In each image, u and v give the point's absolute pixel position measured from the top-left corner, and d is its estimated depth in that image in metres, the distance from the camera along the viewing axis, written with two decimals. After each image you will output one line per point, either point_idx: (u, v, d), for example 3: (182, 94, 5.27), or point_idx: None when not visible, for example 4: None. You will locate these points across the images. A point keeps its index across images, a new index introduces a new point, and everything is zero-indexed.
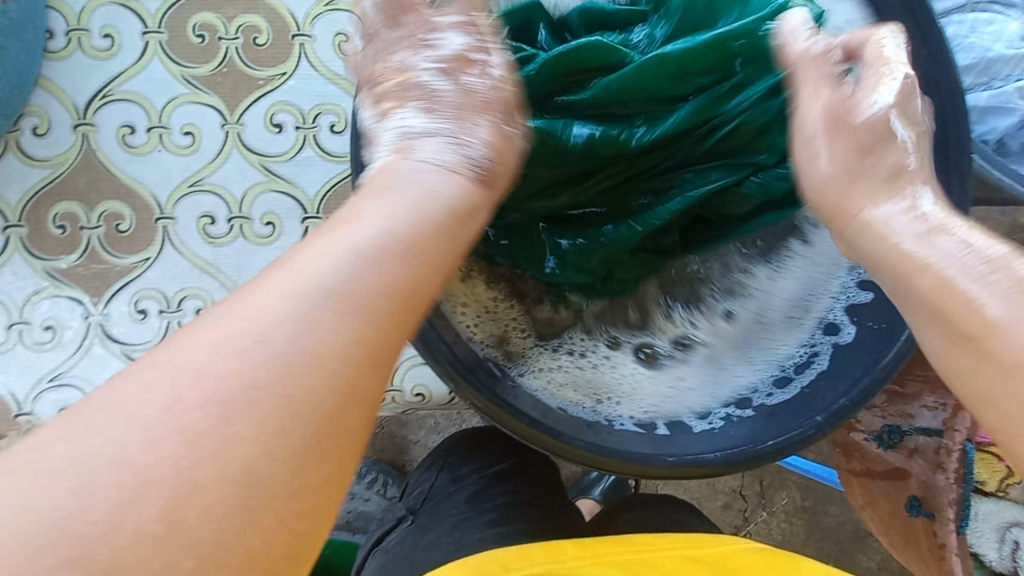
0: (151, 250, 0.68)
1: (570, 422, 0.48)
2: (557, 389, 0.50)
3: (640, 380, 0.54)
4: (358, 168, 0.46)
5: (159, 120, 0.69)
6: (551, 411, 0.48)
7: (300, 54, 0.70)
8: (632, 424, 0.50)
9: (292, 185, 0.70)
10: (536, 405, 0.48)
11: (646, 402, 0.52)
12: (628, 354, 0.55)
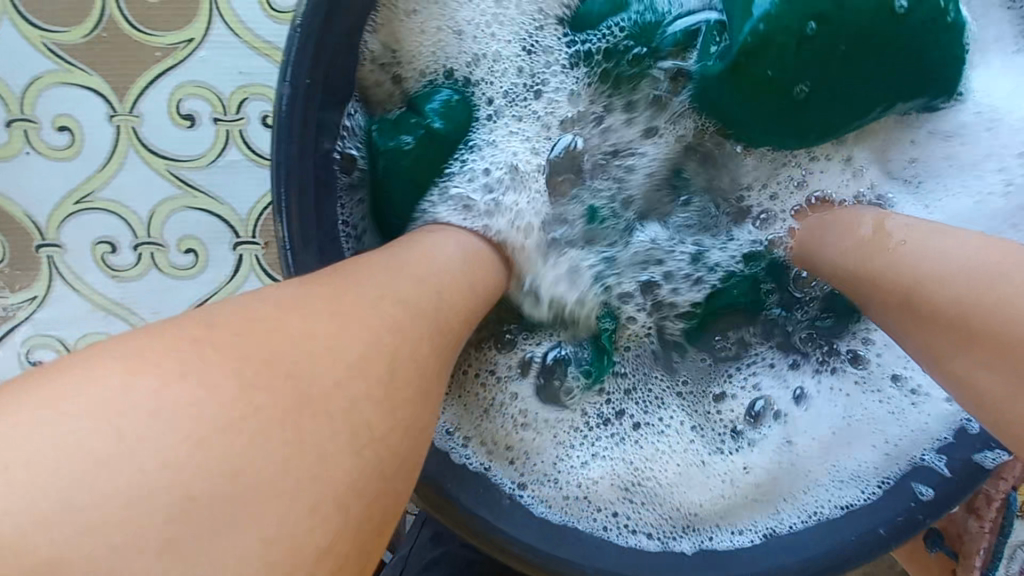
0: (38, 287, 0.53)
1: (561, 534, 0.38)
2: (555, 483, 0.41)
3: (668, 464, 0.43)
4: (281, 156, 0.33)
5: (22, 111, 0.50)
6: (543, 526, 0.38)
7: (211, 13, 0.49)
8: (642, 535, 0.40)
9: (215, 201, 0.53)
10: (524, 522, 0.38)
11: (676, 501, 0.41)
12: (659, 425, 0.44)
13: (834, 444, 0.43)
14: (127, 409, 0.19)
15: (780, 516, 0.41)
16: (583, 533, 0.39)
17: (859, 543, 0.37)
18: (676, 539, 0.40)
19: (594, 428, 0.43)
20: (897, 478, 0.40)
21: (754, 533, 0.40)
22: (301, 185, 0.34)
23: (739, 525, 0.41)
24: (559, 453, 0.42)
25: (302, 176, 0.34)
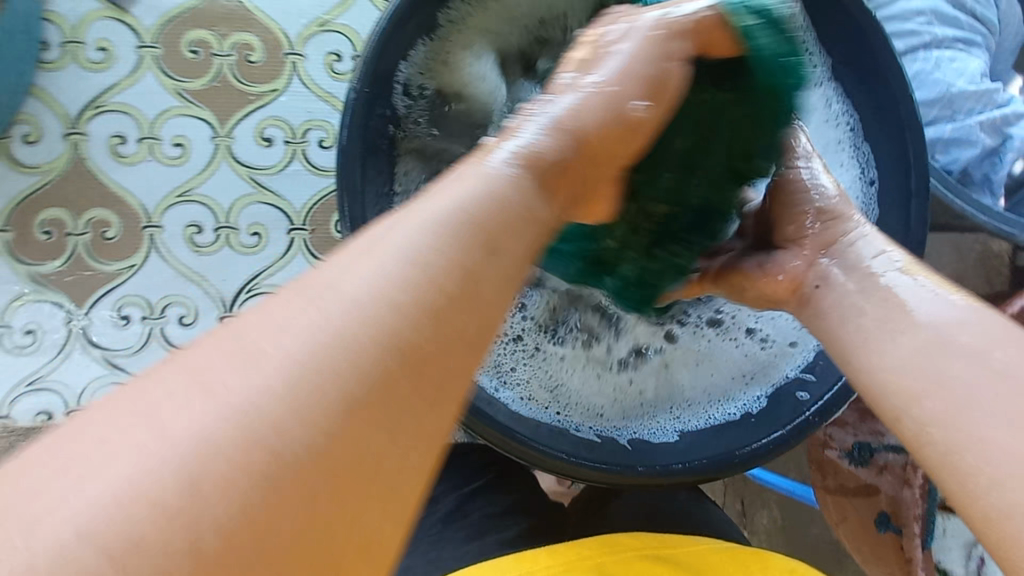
0: (137, 257, 0.69)
1: (541, 437, 0.56)
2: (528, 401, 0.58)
3: (601, 383, 0.62)
4: (346, 144, 0.53)
5: (150, 131, 0.70)
6: (530, 431, 0.55)
7: (292, 73, 0.72)
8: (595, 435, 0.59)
9: (279, 198, 0.71)
10: (523, 429, 0.55)
11: (611, 411, 0.61)
12: (592, 356, 0.63)
13: (712, 370, 0.63)
14: None
15: (684, 419, 0.61)
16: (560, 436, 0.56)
17: (741, 444, 0.58)
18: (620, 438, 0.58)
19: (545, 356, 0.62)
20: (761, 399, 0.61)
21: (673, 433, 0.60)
22: (364, 167, 0.54)
23: (663, 429, 0.60)
24: (520, 374, 0.60)
25: (363, 162, 0.54)
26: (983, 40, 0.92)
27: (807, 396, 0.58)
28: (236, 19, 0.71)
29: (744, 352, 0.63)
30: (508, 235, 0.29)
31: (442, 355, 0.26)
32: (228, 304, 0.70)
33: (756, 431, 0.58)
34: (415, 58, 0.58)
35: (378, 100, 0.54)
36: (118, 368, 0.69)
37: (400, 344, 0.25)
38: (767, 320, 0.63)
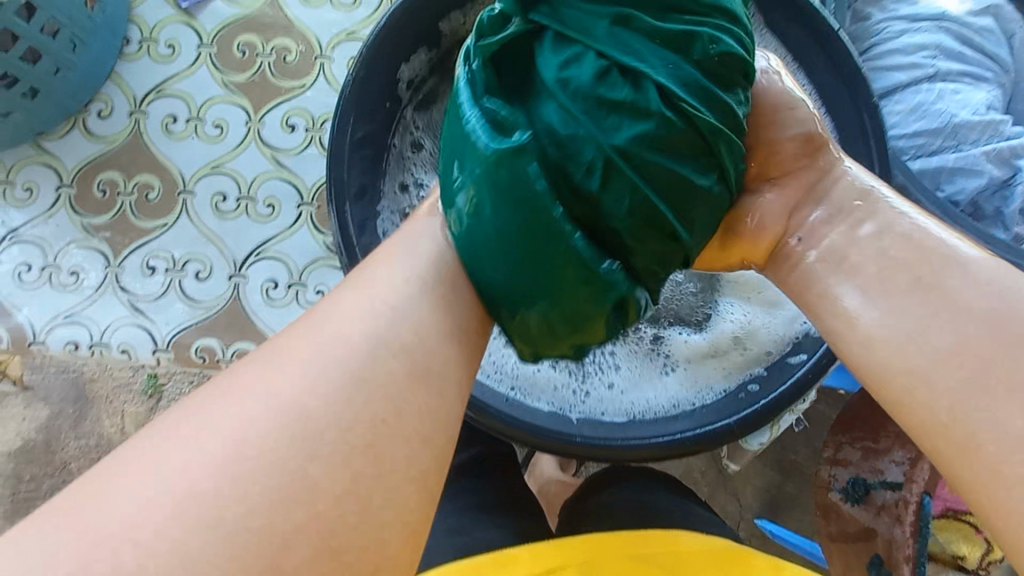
0: (170, 217, 0.80)
1: (501, 407, 0.60)
2: (495, 374, 0.65)
3: (564, 368, 0.68)
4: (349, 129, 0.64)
5: (197, 113, 0.82)
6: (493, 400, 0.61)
7: (319, 72, 0.83)
8: (553, 410, 0.64)
9: (294, 177, 0.81)
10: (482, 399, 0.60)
11: (571, 395, 0.66)
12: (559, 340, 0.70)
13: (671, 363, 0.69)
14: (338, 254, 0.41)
15: (646, 408, 0.65)
16: (519, 407, 0.62)
17: (697, 429, 0.61)
18: (573, 415, 0.63)
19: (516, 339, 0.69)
20: (717, 390, 0.65)
21: (628, 415, 0.64)
22: (366, 158, 0.67)
23: (619, 412, 0.64)
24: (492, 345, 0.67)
25: (365, 155, 0.67)
26: (995, 78, 0.92)
27: (760, 388, 0.62)
28: (279, 27, 0.83)
29: (700, 347, 0.69)
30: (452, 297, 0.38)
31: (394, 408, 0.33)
32: (238, 265, 0.79)
33: (711, 414, 0.62)
34: (416, 66, 0.70)
35: (372, 99, 0.66)
36: (140, 312, 0.78)
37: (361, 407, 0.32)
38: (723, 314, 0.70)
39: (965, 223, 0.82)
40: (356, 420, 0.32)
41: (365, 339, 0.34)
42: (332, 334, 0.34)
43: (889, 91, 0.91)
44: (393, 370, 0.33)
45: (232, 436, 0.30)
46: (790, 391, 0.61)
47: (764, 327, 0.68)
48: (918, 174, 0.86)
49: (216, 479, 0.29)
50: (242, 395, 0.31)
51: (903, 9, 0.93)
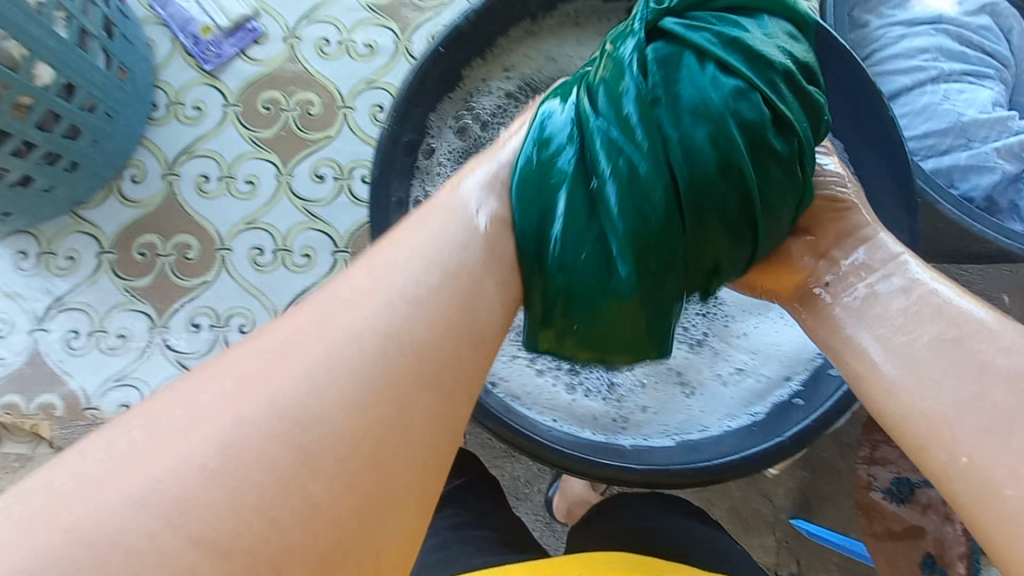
0: (210, 274, 0.82)
1: (547, 438, 0.62)
2: (536, 403, 0.67)
3: (603, 394, 0.70)
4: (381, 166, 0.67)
5: (229, 171, 0.84)
6: (538, 432, 0.62)
7: (343, 122, 0.85)
8: (597, 437, 0.66)
9: (326, 225, 0.83)
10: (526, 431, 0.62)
11: (612, 421, 0.68)
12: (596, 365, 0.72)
13: (707, 385, 0.71)
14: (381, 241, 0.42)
15: (685, 433, 0.67)
16: (564, 437, 0.64)
17: (742, 452, 0.63)
18: (617, 441, 0.66)
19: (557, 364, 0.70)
20: (754, 414, 0.68)
21: (669, 439, 0.67)
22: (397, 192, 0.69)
23: (659, 437, 0.67)
24: (533, 374, 0.69)
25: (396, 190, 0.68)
26: (996, 74, 0.95)
27: (802, 408, 0.65)
28: (301, 81, 0.86)
29: (735, 370, 0.71)
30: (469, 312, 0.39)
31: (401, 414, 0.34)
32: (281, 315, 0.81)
33: (745, 444, 0.64)
34: (444, 108, 0.73)
35: (403, 153, 0.69)
36: (188, 369, 0.80)
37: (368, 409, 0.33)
38: (756, 337, 0.73)
39: (983, 220, 0.84)
40: (386, 407, 0.33)
41: (395, 325, 0.36)
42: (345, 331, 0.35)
43: (895, 94, 0.93)
44: (420, 360, 0.35)
45: (252, 425, 0.31)
46: (819, 421, 0.62)
47: (787, 366, 0.70)
48: (931, 175, 0.88)
49: (212, 472, 0.30)
50: (265, 380, 0.33)
51: (900, 14, 0.95)
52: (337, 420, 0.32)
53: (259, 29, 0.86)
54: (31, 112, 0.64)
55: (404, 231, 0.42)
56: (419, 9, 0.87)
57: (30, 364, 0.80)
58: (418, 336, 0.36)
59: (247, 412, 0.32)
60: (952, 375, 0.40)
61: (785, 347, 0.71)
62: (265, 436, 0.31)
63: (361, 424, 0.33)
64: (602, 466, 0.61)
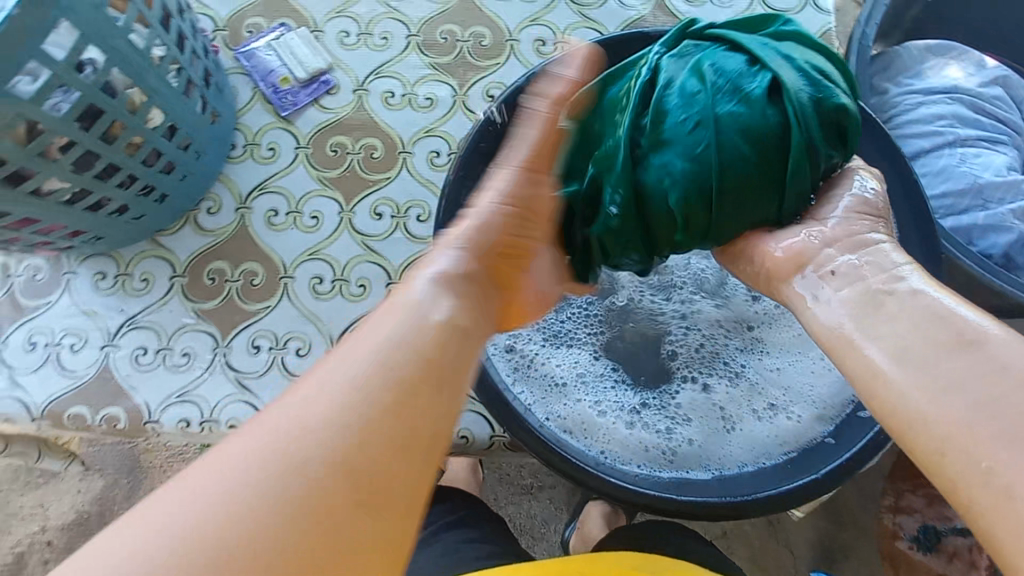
0: (273, 299, 0.88)
1: (594, 468, 0.65)
2: (583, 438, 0.69)
3: (647, 431, 0.73)
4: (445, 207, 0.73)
5: (296, 207, 0.91)
6: (586, 462, 0.65)
7: (403, 165, 0.93)
8: (642, 470, 0.68)
9: (382, 259, 0.90)
10: (574, 459, 0.65)
11: (656, 457, 0.71)
12: (638, 403, 0.75)
13: (744, 425, 0.74)
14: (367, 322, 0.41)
15: (728, 470, 0.69)
16: (610, 469, 0.66)
17: (782, 486, 0.65)
18: (662, 475, 0.68)
19: (601, 405, 0.74)
20: (794, 454, 0.70)
21: (711, 474, 0.69)
22: None
23: (702, 473, 0.69)
24: (580, 407, 0.73)
25: None
26: (1010, 140, 1.01)
27: (838, 445, 0.67)
28: (366, 128, 0.94)
29: (769, 410, 0.75)
30: (443, 382, 0.39)
31: (387, 480, 0.34)
32: (335, 341, 0.86)
33: (783, 479, 0.66)
34: None
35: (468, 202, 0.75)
36: (245, 389, 0.85)
37: (345, 481, 0.32)
38: (787, 381, 0.76)
39: (1002, 276, 0.89)
40: (365, 472, 0.33)
41: (380, 399, 0.36)
42: (325, 407, 0.35)
43: (914, 156, 0.99)
44: (404, 432, 0.35)
45: (215, 507, 0.30)
46: (852, 457, 0.64)
47: (821, 408, 0.73)
48: (951, 232, 0.93)
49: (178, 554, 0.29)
50: (226, 463, 0.32)
51: (918, 83, 1.03)
52: (312, 483, 0.32)
53: (331, 81, 0.95)
54: (140, 150, 0.72)
55: (376, 316, 0.42)
56: (476, 68, 0.97)
57: (97, 378, 0.86)
58: (383, 414, 0.35)
59: (214, 495, 0.31)
60: (958, 387, 0.42)
61: (819, 390, 0.74)
62: (240, 507, 0.30)
63: (333, 499, 0.32)
64: (647, 494, 0.63)
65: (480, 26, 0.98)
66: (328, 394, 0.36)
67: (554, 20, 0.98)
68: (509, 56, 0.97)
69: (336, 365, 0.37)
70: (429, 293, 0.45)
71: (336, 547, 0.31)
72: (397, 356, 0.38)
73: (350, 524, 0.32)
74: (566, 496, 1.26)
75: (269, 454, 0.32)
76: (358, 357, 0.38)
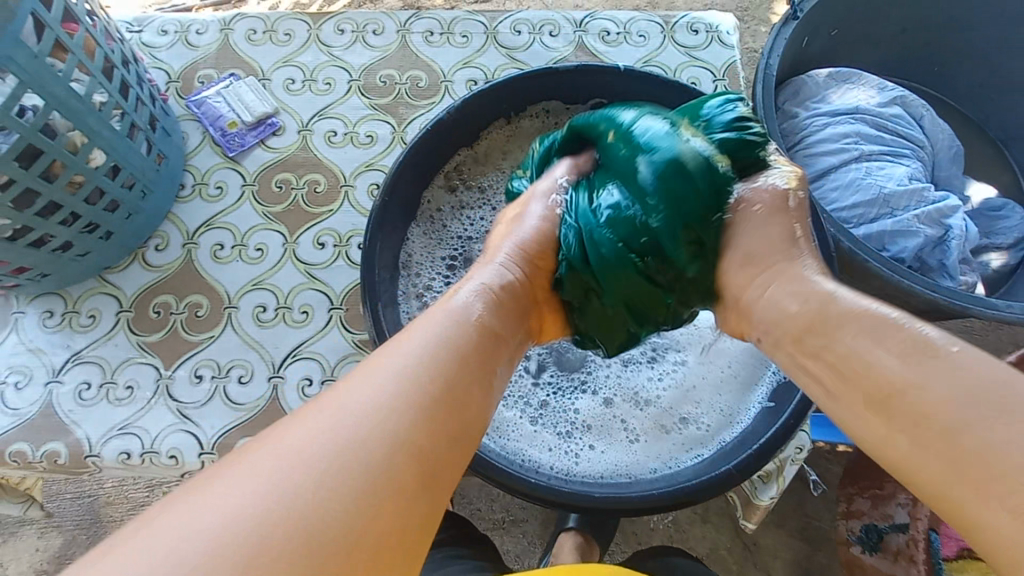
0: (216, 330, 0.91)
1: (506, 467, 0.67)
2: (499, 442, 0.74)
3: (567, 437, 0.77)
4: (373, 222, 0.78)
5: (241, 240, 0.96)
6: (497, 462, 0.68)
7: (345, 198, 0.98)
8: (557, 473, 0.71)
9: (325, 286, 0.93)
10: (481, 458, 0.67)
11: (575, 462, 0.74)
12: (561, 407, 0.79)
13: (663, 431, 0.77)
14: (399, 337, 0.53)
15: (647, 475, 0.73)
16: (524, 471, 0.69)
17: (693, 481, 0.68)
18: (578, 478, 0.71)
19: (522, 410, 0.78)
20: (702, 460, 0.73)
21: (626, 477, 0.72)
22: (384, 249, 0.80)
23: (618, 477, 0.73)
24: (502, 414, 0.77)
25: (384, 247, 0.80)
26: (913, 154, 1.10)
27: (745, 445, 0.71)
28: (310, 165, 1.00)
29: (689, 416, 0.78)
30: (441, 386, 0.49)
31: (390, 471, 0.42)
32: (277, 366, 0.89)
33: (688, 477, 0.69)
34: (431, 193, 0.88)
35: (397, 219, 0.82)
36: (187, 418, 0.86)
37: (353, 463, 0.42)
38: (705, 388, 0.80)
39: (910, 276, 0.94)
40: (374, 463, 0.42)
41: (395, 405, 0.45)
42: (350, 404, 0.45)
43: (825, 172, 1.07)
44: (410, 435, 0.44)
45: (254, 484, 0.39)
46: (757, 453, 0.69)
47: (732, 416, 0.77)
48: (864, 239, 1.00)
49: (198, 524, 0.37)
50: (264, 449, 0.42)
51: (824, 106, 1.12)
52: (337, 470, 0.41)
53: (277, 124, 1.02)
54: (82, 188, 0.76)
55: (410, 328, 0.54)
56: (413, 107, 1.04)
57: (41, 413, 0.87)
58: (417, 419, 0.45)
59: (239, 481, 0.40)
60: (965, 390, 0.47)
61: (732, 399, 0.79)
62: (278, 484, 0.40)
63: (349, 488, 0.40)
64: (560, 493, 0.66)
65: (417, 70, 1.06)
66: (354, 395, 0.46)
67: (485, 62, 1.07)
68: (444, 95, 1.05)
69: (377, 374, 0.48)
70: (461, 307, 0.57)
71: (375, 527, 0.40)
72: (409, 362, 0.49)
73: (353, 506, 0.40)
74: (540, 529, 1.25)
75: (308, 447, 0.42)
76: (386, 366, 0.48)
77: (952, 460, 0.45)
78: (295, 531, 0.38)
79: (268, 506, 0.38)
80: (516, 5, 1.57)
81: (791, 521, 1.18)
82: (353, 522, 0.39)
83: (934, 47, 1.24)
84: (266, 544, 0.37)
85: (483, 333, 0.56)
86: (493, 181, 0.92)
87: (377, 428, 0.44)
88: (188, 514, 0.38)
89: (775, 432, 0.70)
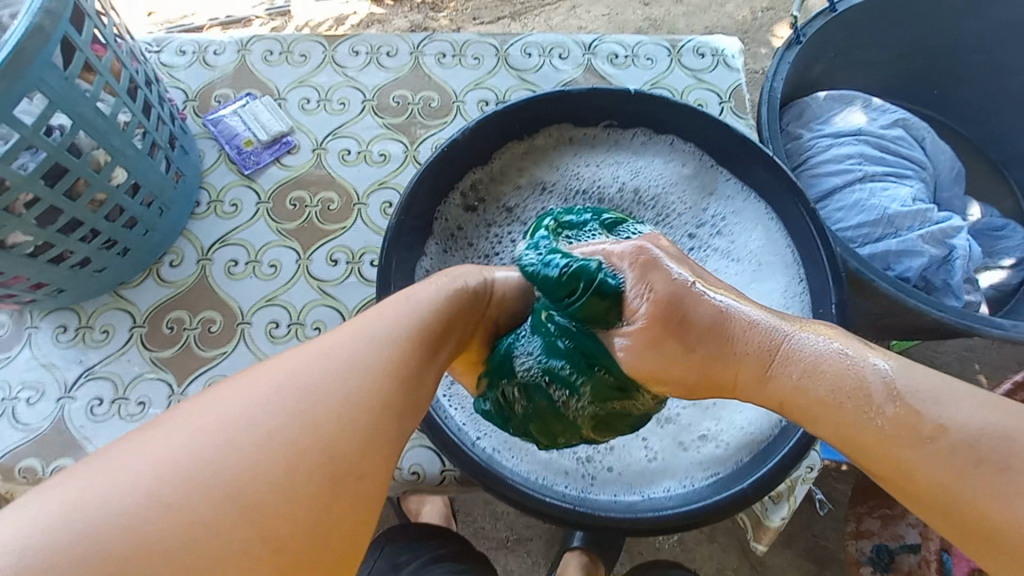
0: (229, 345, 0.91)
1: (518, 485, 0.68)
2: (510, 457, 0.74)
3: (578, 454, 0.77)
4: (390, 239, 0.80)
5: (255, 256, 0.97)
6: (510, 481, 0.68)
7: (358, 216, 1.00)
8: (567, 490, 0.72)
9: (338, 302, 0.94)
10: (491, 474, 0.67)
11: (585, 478, 0.75)
12: None
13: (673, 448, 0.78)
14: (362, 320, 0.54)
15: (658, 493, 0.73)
16: (537, 488, 0.69)
17: (703, 500, 0.68)
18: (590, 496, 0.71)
19: None
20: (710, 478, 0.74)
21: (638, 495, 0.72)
22: (404, 264, 0.81)
23: (629, 494, 0.73)
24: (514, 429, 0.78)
25: (404, 263, 0.81)
26: (915, 175, 1.12)
27: (756, 463, 0.72)
28: (323, 182, 1.01)
29: (700, 434, 0.79)
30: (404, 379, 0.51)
31: (345, 450, 0.45)
32: None
33: (699, 497, 0.70)
34: (448, 208, 0.89)
35: (415, 234, 0.84)
36: None
37: (308, 439, 0.44)
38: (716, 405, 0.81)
39: (916, 295, 0.95)
40: (326, 441, 0.44)
41: (358, 390, 0.47)
42: (308, 380, 0.47)
43: (831, 192, 1.09)
44: (367, 417, 0.47)
45: (212, 448, 0.42)
46: (767, 472, 0.69)
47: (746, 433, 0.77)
48: (869, 259, 1.01)
49: (159, 487, 0.39)
50: (223, 411, 0.44)
51: (828, 128, 1.14)
52: (293, 443, 0.43)
53: (292, 142, 1.04)
54: (102, 206, 0.77)
55: (377, 310, 0.55)
56: (425, 127, 1.06)
57: (52, 429, 0.86)
58: (376, 400, 0.48)
59: (206, 448, 0.41)
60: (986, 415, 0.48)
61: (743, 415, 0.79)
62: (234, 452, 0.42)
63: (306, 463, 0.43)
64: (571, 511, 0.66)
65: (429, 91, 1.08)
66: (314, 370, 0.48)
67: (495, 83, 1.09)
68: (455, 115, 1.07)
69: (341, 352, 0.49)
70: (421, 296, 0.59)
71: (325, 501, 0.43)
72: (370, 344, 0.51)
73: (309, 481, 0.43)
74: (545, 549, 1.23)
75: (267, 418, 0.44)
76: (344, 347, 0.50)
77: (970, 486, 0.47)
78: (249, 499, 0.40)
79: (225, 477, 0.41)
80: (520, 27, 1.61)
81: (800, 542, 1.17)
82: (305, 498, 0.42)
83: (932, 71, 1.27)
84: (217, 515, 0.39)
85: (440, 330, 0.58)
86: (514, 196, 0.92)
87: (335, 408, 0.46)
88: (148, 471, 0.40)
89: (787, 450, 0.70)
